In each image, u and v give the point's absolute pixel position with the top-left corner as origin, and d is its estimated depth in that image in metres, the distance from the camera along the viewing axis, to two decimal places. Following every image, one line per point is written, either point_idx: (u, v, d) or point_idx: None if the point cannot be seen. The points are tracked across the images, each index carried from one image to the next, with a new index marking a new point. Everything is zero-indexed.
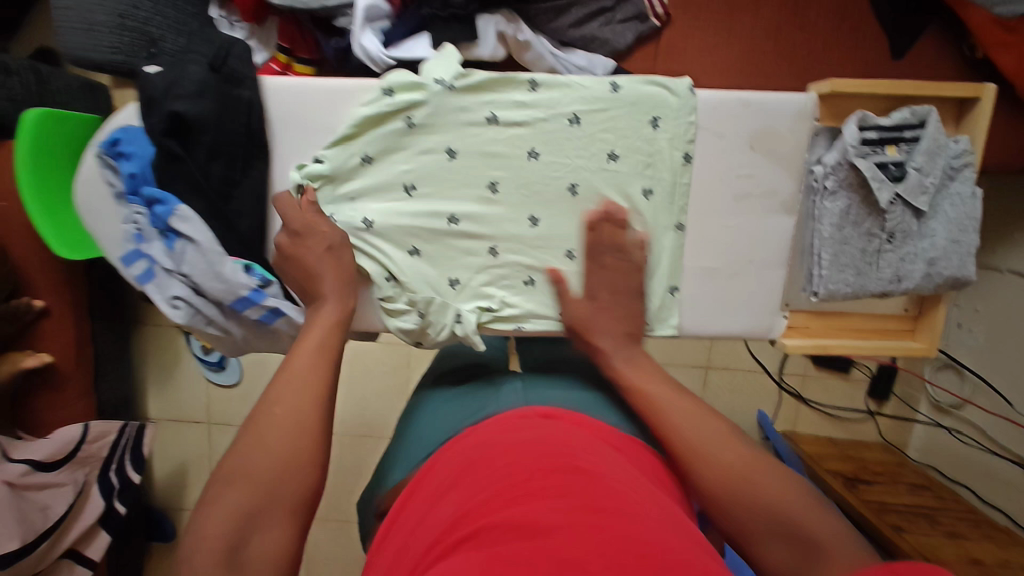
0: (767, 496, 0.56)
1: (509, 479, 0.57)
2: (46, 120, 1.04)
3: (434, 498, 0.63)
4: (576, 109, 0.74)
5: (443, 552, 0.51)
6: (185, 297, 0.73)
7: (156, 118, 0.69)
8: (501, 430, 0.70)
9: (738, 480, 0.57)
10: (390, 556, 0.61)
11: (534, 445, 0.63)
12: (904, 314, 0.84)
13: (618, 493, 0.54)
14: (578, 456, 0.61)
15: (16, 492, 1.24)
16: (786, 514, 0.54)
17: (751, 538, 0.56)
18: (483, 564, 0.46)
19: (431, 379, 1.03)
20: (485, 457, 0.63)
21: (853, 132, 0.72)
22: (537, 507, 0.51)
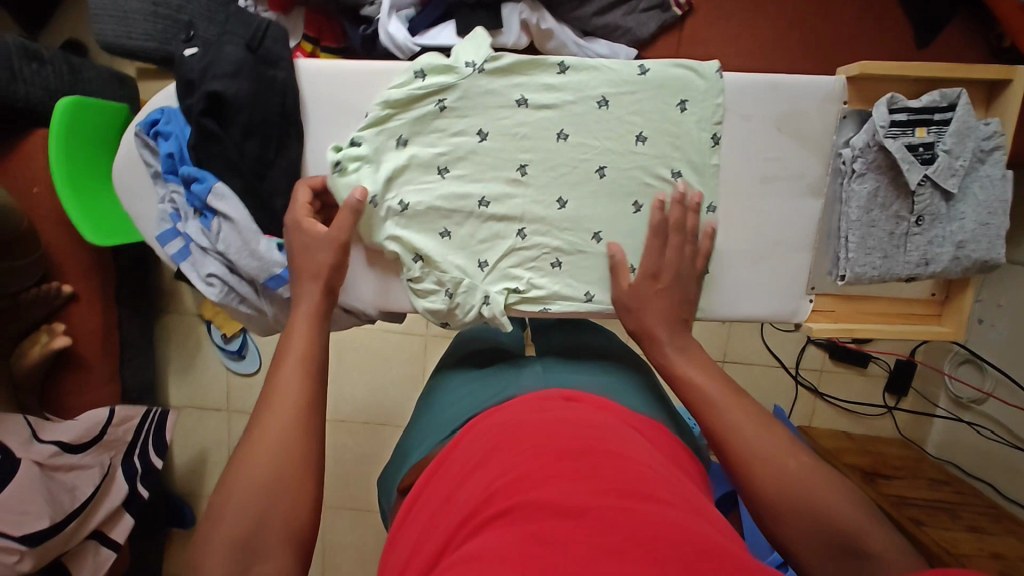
0: (814, 497, 0.54)
1: (537, 453, 0.55)
2: (79, 111, 1.19)
3: (457, 473, 0.62)
4: (604, 92, 0.75)
5: (471, 527, 0.50)
6: (219, 274, 0.74)
7: (195, 98, 0.70)
8: (519, 409, 0.68)
9: (782, 480, 0.56)
10: (415, 532, 0.60)
11: (561, 421, 0.61)
12: (930, 299, 0.83)
13: (651, 476, 0.53)
14: (609, 437, 0.59)
15: (46, 473, 1.26)
16: (834, 519, 0.53)
17: (791, 543, 0.55)
18: (521, 544, 0.44)
19: (453, 360, 1.05)
20: (509, 432, 0.62)
21: (883, 113, 0.72)
22: (573, 488, 0.49)
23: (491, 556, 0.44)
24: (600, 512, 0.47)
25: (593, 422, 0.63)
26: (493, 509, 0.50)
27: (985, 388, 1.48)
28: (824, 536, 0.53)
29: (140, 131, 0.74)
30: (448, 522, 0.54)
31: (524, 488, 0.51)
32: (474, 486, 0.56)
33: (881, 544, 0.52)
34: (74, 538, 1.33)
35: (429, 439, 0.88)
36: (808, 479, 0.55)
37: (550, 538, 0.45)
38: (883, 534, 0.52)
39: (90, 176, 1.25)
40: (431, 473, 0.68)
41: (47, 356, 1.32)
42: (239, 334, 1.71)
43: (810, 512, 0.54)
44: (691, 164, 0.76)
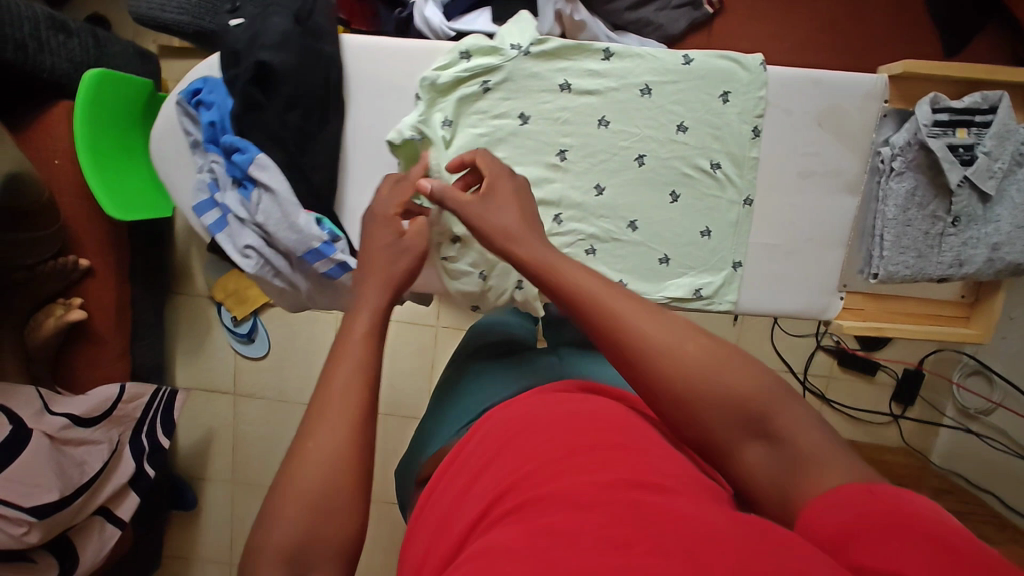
0: (730, 390, 0.51)
1: (550, 449, 0.53)
2: (104, 84, 1.18)
3: (472, 463, 0.59)
4: (648, 79, 0.75)
5: (489, 521, 0.49)
6: (256, 247, 0.74)
7: (243, 68, 0.71)
8: (537, 399, 0.64)
9: (695, 378, 0.52)
10: (436, 522, 0.57)
11: (574, 413, 0.58)
12: (960, 300, 0.84)
13: (667, 465, 0.50)
14: (627, 425, 0.57)
15: (56, 445, 1.25)
16: (753, 407, 0.51)
17: (706, 438, 0.53)
18: (527, 539, 0.43)
19: (466, 351, 1.00)
20: (523, 421, 0.59)
21: (926, 112, 0.73)
22: (578, 483, 0.48)
23: (499, 551, 0.43)
24: (611, 510, 0.44)
25: (612, 411, 0.59)
26: (509, 504, 0.49)
27: (993, 399, 1.48)
28: (743, 426, 0.51)
29: (182, 99, 0.74)
30: (466, 509, 0.53)
31: (539, 484, 0.49)
32: (492, 478, 0.54)
33: (794, 423, 0.50)
34: (81, 513, 1.31)
35: (450, 423, 0.86)
36: (709, 363, 0.52)
37: (560, 533, 0.43)
38: (794, 410, 0.51)
39: (112, 150, 1.24)
40: (443, 464, 0.65)
41: (60, 328, 1.31)
42: (249, 316, 1.71)
43: (720, 404, 0.51)
44: (730, 155, 0.77)
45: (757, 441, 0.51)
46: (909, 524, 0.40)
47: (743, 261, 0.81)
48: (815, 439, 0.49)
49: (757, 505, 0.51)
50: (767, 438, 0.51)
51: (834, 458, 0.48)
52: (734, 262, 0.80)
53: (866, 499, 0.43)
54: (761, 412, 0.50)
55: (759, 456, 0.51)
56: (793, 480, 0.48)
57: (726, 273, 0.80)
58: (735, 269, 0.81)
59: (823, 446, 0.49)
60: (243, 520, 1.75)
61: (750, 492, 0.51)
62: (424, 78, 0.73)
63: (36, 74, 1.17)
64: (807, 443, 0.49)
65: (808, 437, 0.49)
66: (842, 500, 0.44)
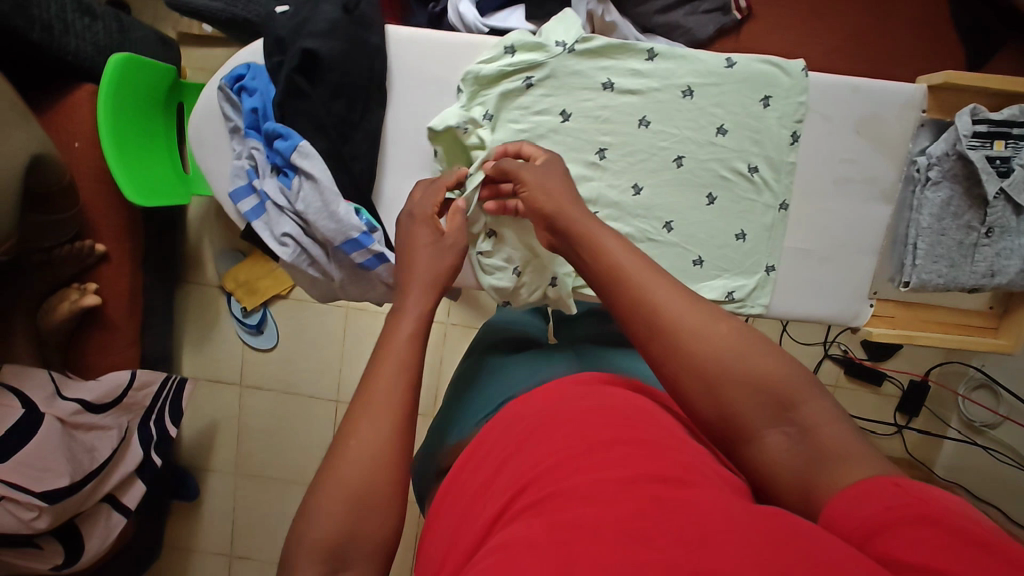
0: (759, 374, 0.53)
1: (567, 442, 0.52)
2: (128, 68, 1.17)
3: (493, 455, 0.57)
4: (690, 81, 0.78)
5: (512, 512, 0.48)
6: (294, 235, 0.75)
7: (289, 55, 0.74)
8: (560, 390, 0.62)
9: (723, 361, 0.54)
10: (456, 512, 0.55)
11: (595, 406, 0.56)
12: (988, 311, 0.88)
13: (691, 462, 0.49)
14: (650, 417, 0.55)
15: (67, 431, 1.23)
16: (779, 393, 0.52)
17: (725, 417, 0.54)
18: (548, 534, 0.42)
19: (479, 346, 0.95)
20: (546, 414, 0.58)
21: (966, 123, 0.75)
22: (599, 479, 0.46)
23: (522, 545, 0.42)
24: (629, 508, 0.43)
25: (636, 405, 0.57)
26: (529, 499, 0.48)
27: (998, 411, 1.46)
28: (768, 411, 0.52)
29: (224, 85, 0.76)
30: (489, 496, 0.52)
31: (558, 478, 0.48)
32: (511, 470, 0.53)
33: (818, 413, 0.52)
34: (88, 501, 1.29)
35: (475, 407, 0.81)
36: (737, 345, 0.54)
37: (579, 530, 0.42)
38: (819, 402, 0.52)
39: (133, 136, 1.23)
40: (464, 455, 0.62)
41: (75, 313, 1.29)
42: (259, 307, 1.64)
43: (751, 377, 0.53)
44: (768, 160, 0.79)
45: (780, 428, 0.52)
46: (939, 519, 0.40)
47: (776, 265, 0.82)
48: (839, 431, 0.51)
49: (777, 493, 0.52)
50: (790, 425, 0.52)
51: (859, 451, 0.49)
52: (767, 265, 0.82)
53: (894, 492, 0.43)
54: (788, 398, 0.52)
55: (780, 442, 0.52)
56: (817, 469, 0.49)
57: (760, 276, 0.82)
58: (769, 273, 0.82)
59: (847, 438, 0.50)
60: (247, 517, 1.65)
61: (770, 480, 0.52)
62: (467, 71, 0.77)
63: (60, 57, 1.16)
64: (831, 434, 0.50)
65: (832, 430, 0.51)
66: (872, 492, 0.44)
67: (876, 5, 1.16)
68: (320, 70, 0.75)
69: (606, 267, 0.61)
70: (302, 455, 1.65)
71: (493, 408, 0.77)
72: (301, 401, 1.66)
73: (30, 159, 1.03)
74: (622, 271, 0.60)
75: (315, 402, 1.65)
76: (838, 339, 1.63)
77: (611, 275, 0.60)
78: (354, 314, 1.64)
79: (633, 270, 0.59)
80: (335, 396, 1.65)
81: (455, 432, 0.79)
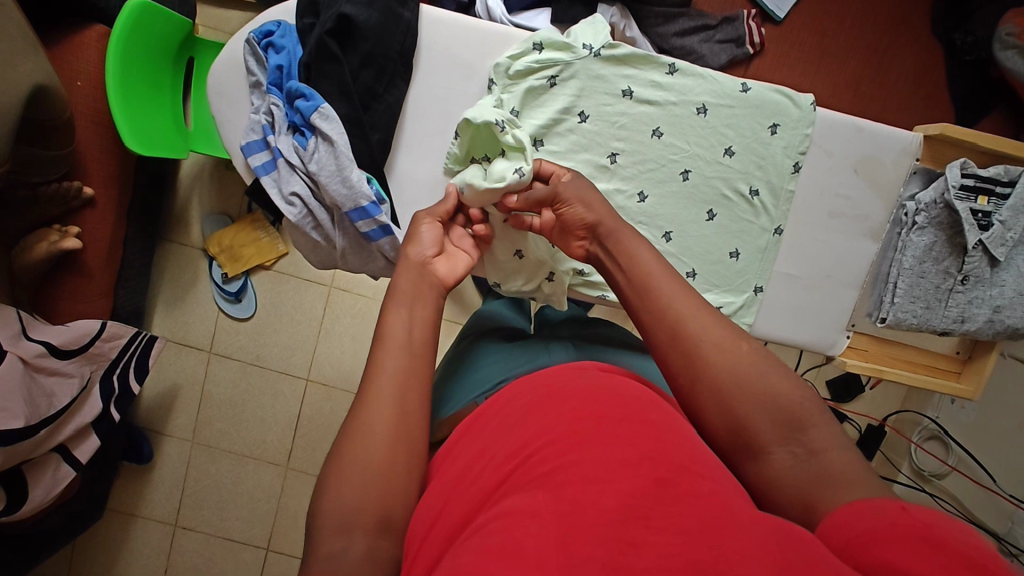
0: (767, 389, 0.56)
1: (570, 420, 0.55)
2: (144, 13, 1.14)
3: (493, 430, 0.60)
4: (705, 99, 0.81)
5: (514, 483, 0.50)
6: (302, 195, 0.77)
7: (323, 18, 0.76)
8: (559, 372, 0.65)
9: (736, 375, 0.57)
10: (454, 472, 0.58)
11: (602, 390, 0.59)
12: (955, 356, 0.93)
13: (692, 449, 0.52)
14: (654, 404, 0.58)
15: (28, 373, 1.20)
16: (790, 411, 0.55)
17: (734, 426, 0.57)
18: (548, 508, 0.45)
19: (475, 332, 0.96)
20: (552, 393, 0.60)
21: (955, 174, 0.80)
22: (603, 458, 0.49)
23: (524, 515, 0.45)
24: (632, 490, 0.46)
25: (639, 391, 0.60)
26: (531, 470, 0.51)
27: (947, 462, 1.51)
28: (778, 428, 0.55)
29: (253, 38, 0.78)
30: (487, 464, 0.55)
31: (560, 452, 0.51)
32: (516, 442, 0.55)
33: (824, 437, 0.54)
34: (40, 447, 1.25)
35: (465, 391, 0.83)
36: (744, 364, 0.58)
37: (582, 505, 0.45)
38: (827, 425, 0.55)
39: (140, 85, 1.22)
40: (464, 426, 0.64)
41: (53, 254, 1.25)
42: (241, 275, 1.62)
43: (762, 390, 0.56)
44: (769, 185, 0.83)
45: (787, 446, 0.54)
46: (939, 541, 0.42)
47: (765, 286, 0.85)
48: (838, 453, 0.53)
49: (772, 503, 0.54)
50: (798, 446, 0.54)
51: (843, 473, 0.52)
52: (756, 286, 0.85)
53: (897, 514, 0.45)
54: (799, 418, 0.55)
55: (786, 459, 0.54)
56: (814, 488, 0.52)
57: (747, 295, 0.85)
58: (756, 293, 0.85)
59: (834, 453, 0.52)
60: (197, 485, 1.62)
61: (768, 493, 0.55)
62: (497, 63, 0.80)
63: None
64: (837, 455, 0.53)
65: (835, 453, 0.53)
66: (876, 510, 0.46)
67: (876, 60, 1.22)
68: (354, 38, 0.78)
69: (640, 280, 0.66)
70: (264, 429, 1.62)
71: (491, 387, 0.80)
72: (268, 375, 1.63)
73: (33, 89, 1.00)
74: (655, 287, 0.64)
75: (285, 378, 1.63)
76: (806, 375, 1.61)
77: (644, 288, 0.65)
78: (337, 295, 1.64)
79: (661, 286, 0.64)
80: (306, 373, 1.63)
81: (448, 409, 0.81)
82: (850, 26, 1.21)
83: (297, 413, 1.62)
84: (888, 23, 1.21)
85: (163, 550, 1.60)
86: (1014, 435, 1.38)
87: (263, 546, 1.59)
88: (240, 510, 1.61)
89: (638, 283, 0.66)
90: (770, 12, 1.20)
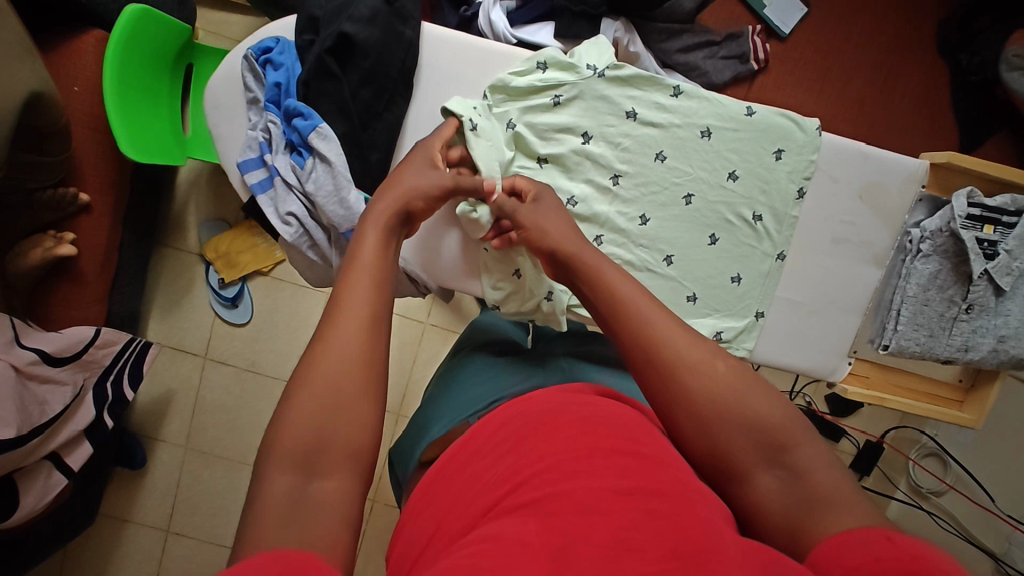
0: (752, 414, 0.55)
1: (561, 447, 0.54)
2: (142, 20, 1.13)
3: (483, 457, 0.59)
4: (710, 123, 0.80)
5: (502, 508, 0.49)
6: (299, 215, 0.76)
7: (323, 36, 0.76)
8: (550, 397, 0.64)
9: (719, 398, 0.55)
10: (442, 503, 0.57)
11: (594, 417, 0.58)
12: (956, 384, 0.92)
13: (684, 478, 0.51)
14: (644, 433, 0.57)
15: (20, 380, 1.18)
16: (768, 432, 0.54)
17: (717, 452, 0.55)
18: (537, 537, 0.45)
19: (470, 348, 0.95)
20: (544, 420, 0.59)
21: (962, 204, 0.80)
22: (594, 487, 0.48)
23: (512, 541, 0.44)
24: (623, 521, 0.45)
25: (630, 419, 0.60)
26: (520, 497, 0.50)
27: (945, 480, 1.49)
28: (760, 452, 0.54)
29: (251, 54, 0.77)
30: (476, 491, 0.54)
31: (552, 480, 0.50)
32: (506, 468, 0.54)
33: (812, 458, 0.53)
34: (31, 456, 1.23)
35: (456, 409, 0.81)
36: (727, 385, 0.56)
37: (573, 536, 0.44)
38: (813, 446, 0.54)
39: (138, 91, 1.20)
40: (452, 448, 0.63)
41: (46, 260, 1.23)
42: (238, 281, 1.60)
43: (744, 414, 0.55)
44: (773, 211, 0.82)
45: (771, 469, 0.53)
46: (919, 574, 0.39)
47: (766, 312, 0.84)
48: (830, 476, 0.52)
49: (762, 532, 0.53)
50: (781, 468, 0.53)
51: (828, 493, 0.51)
52: (757, 311, 0.84)
53: (882, 546, 0.43)
54: (779, 439, 0.54)
55: (771, 483, 0.53)
56: (805, 512, 0.50)
57: (748, 320, 0.84)
58: (757, 319, 0.84)
59: (834, 483, 0.51)
60: (189, 492, 1.60)
61: (755, 519, 0.53)
62: (498, 79, 0.78)
63: None
64: (822, 479, 0.51)
65: (824, 475, 0.52)
66: (860, 543, 0.44)
67: (881, 79, 1.21)
68: (355, 55, 0.77)
69: (611, 299, 0.63)
70: (258, 435, 1.61)
71: (485, 406, 0.78)
72: (263, 382, 1.62)
73: (29, 96, 0.99)
74: (627, 301, 0.62)
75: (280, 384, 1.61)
76: (804, 390, 1.60)
77: (616, 306, 0.63)
78: None
79: (637, 303, 0.62)
80: None
81: (437, 429, 0.79)
82: (853, 45, 1.21)
83: None
84: (893, 42, 1.21)
85: (154, 556, 1.59)
86: (1015, 457, 1.36)
87: None
88: (232, 517, 1.59)
89: (613, 301, 0.63)
90: (775, 28, 1.20)
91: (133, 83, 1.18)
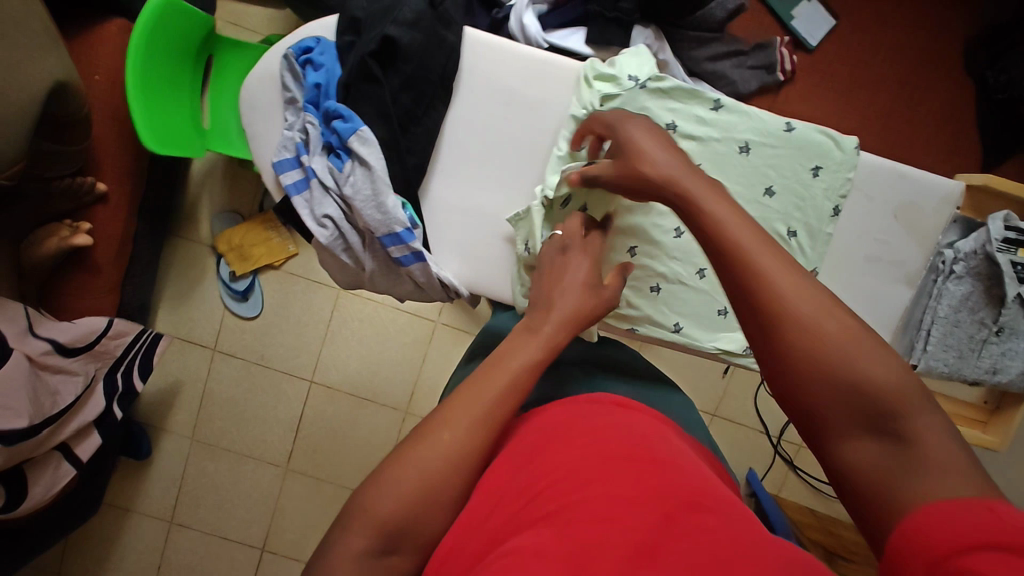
0: (860, 376, 0.47)
1: (579, 458, 0.54)
2: (174, 11, 1.13)
3: (508, 464, 0.57)
4: (748, 138, 0.80)
5: (519, 522, 0.48)
6: (334, 218, 0.79)
7: (367, 38, 0.78)
8: (574, 406, 0.65)
9: (823, 348, 0.48)
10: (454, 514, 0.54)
11: (614, 429, 0.59)
12: (981, 405, 1.04)
13: (701, 483, 0.52)
14: (657, 442, 0.58)
15: (33, 370, 1.17)
16: (880, 397, 0.46)
17: (811, 411, 0.49)
18: (558, 548, 0.44)
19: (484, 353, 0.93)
20: (561, 429, 0.60)
21: (998, 227, 0.82)
22: (611, 498, 0.49)
23: (532, 555, 0.43)
24: (639, 526, 0.46)
25: (648, 428, 0.61)
26: (541, 507, 0.49)
27: None
28: (864, 413, 0.46)
29: (292, 54, 0.79)
30: (495, 501, 0.53)
31: (572, 489, 0.50)
32: (522, 478, 0.54)
33: (929, 426, 0.44)
34: (42, 447, 1.22)
35: None
36: (839, 338, 0.48)
37: (593, 548, 0.44)
38: (933, 414, 0.45)
39: (161, 83, 1.19)
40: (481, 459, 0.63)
41: (61, 250, 1.23)
42: (249, 274, 1.58)
43: (850, 372, 0.47)
44: (808, 227, 0.81)
45: (874, 433, 0.46)
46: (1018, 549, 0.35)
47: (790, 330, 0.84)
48: (949, 449, 0.43)
49: (855, 499, 0.46)
50: (887, 435, 0.45)
51: (942, 465, 0.42)
52: None
53: (981, 514, 0.37)
54: (892, 405, 0.45)
55: (872, 448, 0.46)
56: (902, 485, 0.43)
57: None
58: None
59: (952, 456, 0.43)
60: (194, 484, 1.60)
61: (846, 483, 0.47)
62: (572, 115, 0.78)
63: None
64: (939, 451, 0.43)
65: (942, 448, 0.43)
66: (954, 518, 0.38)
67: (905, 93, 1.21)
68: (397, 59, 0.79)
69: None
70: (265, 429, 1.60)
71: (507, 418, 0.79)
72: (271, 376, 1.61)
73: (54, 86, 0.98)
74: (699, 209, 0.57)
75: (288, 379, 1.60)
76: None
77: None
78: (344, 299, 1.60)
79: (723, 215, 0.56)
80: (309, 376, 1.60)
81: None
82: (879, 59, 1.21)
83: (299, 415, 1.59)
84: (920, 56, 1.20)
85: (157, 547, 1.59)
86: None
87: (259, 547, 1.58)
88: (236, 511, 1.59)
89: None
90: (802, 40, 1.20)
91: (155, 70, 1.16)
